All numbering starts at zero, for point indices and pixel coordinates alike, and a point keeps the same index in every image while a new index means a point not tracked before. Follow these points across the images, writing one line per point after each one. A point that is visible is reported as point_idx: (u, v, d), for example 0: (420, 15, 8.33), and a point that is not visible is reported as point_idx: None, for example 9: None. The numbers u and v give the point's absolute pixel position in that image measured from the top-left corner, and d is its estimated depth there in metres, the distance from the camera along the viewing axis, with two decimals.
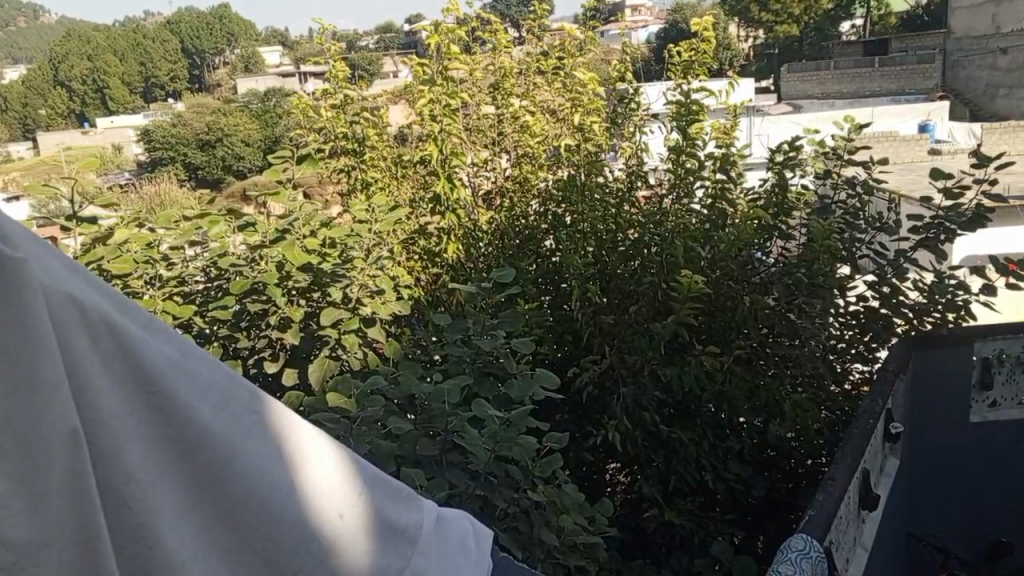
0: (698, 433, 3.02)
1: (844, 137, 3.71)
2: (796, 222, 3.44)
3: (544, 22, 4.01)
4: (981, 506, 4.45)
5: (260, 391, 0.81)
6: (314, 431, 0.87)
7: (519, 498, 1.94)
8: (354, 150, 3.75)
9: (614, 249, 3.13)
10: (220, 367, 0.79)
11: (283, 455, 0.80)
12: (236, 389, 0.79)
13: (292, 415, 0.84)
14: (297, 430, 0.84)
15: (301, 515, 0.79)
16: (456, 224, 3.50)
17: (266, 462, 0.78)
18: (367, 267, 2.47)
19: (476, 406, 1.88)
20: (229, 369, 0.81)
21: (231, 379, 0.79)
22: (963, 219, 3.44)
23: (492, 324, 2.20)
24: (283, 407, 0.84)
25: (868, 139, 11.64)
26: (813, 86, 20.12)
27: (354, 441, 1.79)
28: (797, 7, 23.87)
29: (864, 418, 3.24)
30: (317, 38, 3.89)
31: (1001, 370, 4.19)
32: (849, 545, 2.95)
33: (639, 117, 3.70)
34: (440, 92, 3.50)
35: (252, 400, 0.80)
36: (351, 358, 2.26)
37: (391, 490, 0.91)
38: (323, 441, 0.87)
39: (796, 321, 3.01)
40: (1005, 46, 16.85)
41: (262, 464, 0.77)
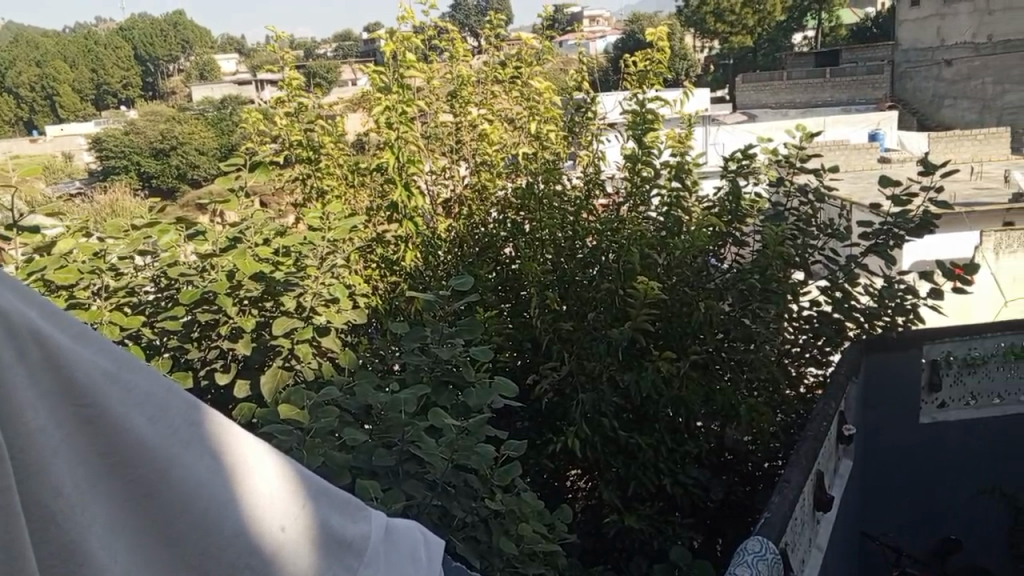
0: (656, 438, 3.04)
1: (796, 146, 3.77)
2: (749, 228, 3.51)
3: (501, 31, 3.98)
4: (931, 505, 4.55)
5: (200, 401, 0.79)
6: (259, 442, 0.85)
7: (478, 508, 1.93)
8: (310, 158, 3.70)
9: (572, 257, 3.15)
10: (160, 378, 0.77)
11: (225, 467, 0.78)
12: (176, 399, 0.77)
13: (234, 425, 0.83)
14: (240, 441, 0.82)
15: (240, 528, 0.77)
16: (413, 232, 3.45)
17: (206, 474, 0.76)
18: (321, 276, 2.45)
19: (432, 416, 1.85)
20: (170, 380, 0.79)
21: (169, 390, 0.77)
22: (910, 224, 3.52)
23: (449, 332, 2.17)
24: (225, 419, 0.82)
25: (820, 147, 11.87)
26: (766, 96, 20.46)
27: (307, 453, 1.76)
28: (749, 19, 24.34)
29: (818, 420, 3.29)
30: (268, 45, 3.80)
31: (948, 372, 4.29)
32: (804, 547, 2.99)
33: (596, 126, 3.77)
34: (397, 100, 3.47)
35: (191, 411, 0.78)
36: (305, 368, 2.22)
37: (338, 502, 0.90)
38: (266, 453, 0.85)
39: (750, 326, 3.09)
40: (950, 58, 17.36)
41: (202, 476, 0.75)
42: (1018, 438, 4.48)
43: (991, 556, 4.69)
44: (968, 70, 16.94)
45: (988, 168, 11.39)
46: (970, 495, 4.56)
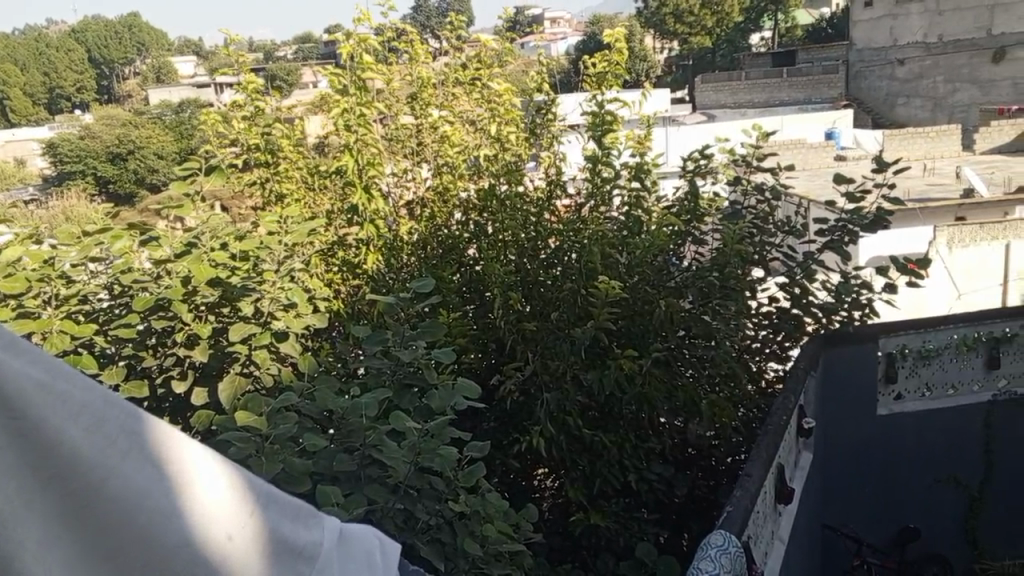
0: (620, 435, 3.07)
1: (753, 145, 3.82)
2: (708, 227, 3.57)
3: (462, 32, 3.96)
4: (890, 496, 4.65)
5: (141, 409, 0.80)
6: (205, 453, 0.86)
7: (442, 510, 1.93)
8: (268, 162, 3.64)
9: (534, 257, 3.15)
10: (99, 388, 0.78)
11: (168, 476, 0.80)
12: (116, 409, 0.77)
13: (177, 434, 0.84)
14: (183, 450, 0.83)
15: (184, 536, 0.79)
16: (375, 235, 3.42)
17: (148, 484, 0.77)
18: (279, 280, 2.41)
19: (393, 419, 1.85)
20: (109, 390, 0.79)
21: (109, 400, 0.78)
22: (864, 221, 3.59)
23: (411, 334, 2.16)
24: (168, 429, 0.83)
25: (779, 146, 12.05)
26: (726, 96, 20.71)
27: (267, 460, 1.74)
28: (708, 20, 24.64)
29: (778, 414, 3.35)
30: (222, 48, 3.74)
31: (904, 365, 4.42)
32: (766, 539, 3.04)
33: (556, 127, 3.78)
34: (355, 102, 3.44)
35: (131, 421, 0.79)
36: (263, 373, 2.19)
37: (287, 508, 0.92)
38: (213, 460, 0.86)
39: (710, 323, 3.11)
40: (903, 58, 17.76)
41: (144, 487, 0.77)
42: (972, 428, 4.61)
43: (948, 544, 4.81)
44: (920, 70, 17.36)
45: (940, 165, 11.68)
46: (926, 484, 4.67)
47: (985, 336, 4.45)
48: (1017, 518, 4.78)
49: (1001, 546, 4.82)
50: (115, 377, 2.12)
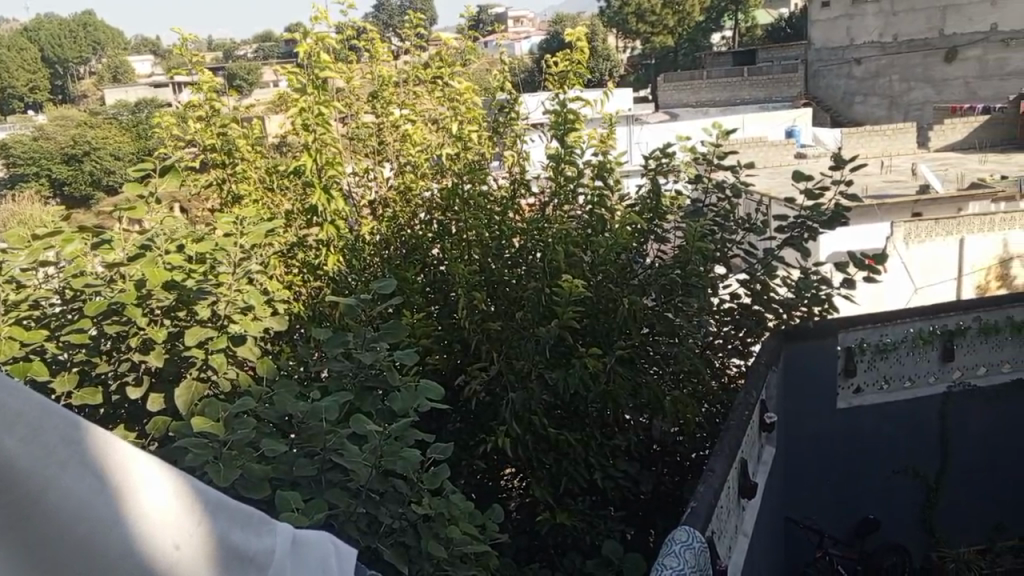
0: (585, 434, 3.08)
1: (714, 143, 3.85)
2: (670, 225, 3.59)
3: (422, 30, 3.94)
4: (851, 488, 4.72)
5: (85, 420, 0.82)
6: (155, 462, 0.88)
7: (406, 513, 1.91)
8: (225, 163, 3.60)
9: (498, 257, 3.13)
10: (43, 400, 0.80)
11: (111, 485, 0.81)
12: (59, 421, 0.80)
13: (124, 444, 0.86)
14: (128, 459, 0.85)
15: (126, 544, 0.80)
16: (335, 236, 3.38)
17: (88, 493, 0.79)
18: (238, 283, 2.36)
19: (354, 423, 1.82)
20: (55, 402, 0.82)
21: (53, 411, 0.80)
22: (823, 217, 3.64)
23: (372, 336, 2.12)
24: (117, 440, 0.85)
25: (739, 145, 12.21)
26: (687, 95, 20.91)
27: (225, 467, 1.71)
28: (669, 19, 24.88)
29: (741, 409, 3.38)
30: (175, 47, 3.66)
31: (863, 358, 4.50)
32: (730, 534, 3.06)
33: (519, 127, 3.73)
34: (312, 101, 3.37)
35: (74, 432, 0.81)
36: (221, 378, 2.14)
37: (239, 516, 0.93)
38: (161, 469, 0.88)
39: (673, 320, 3.15)
40: (860, 57, 18.12)
41: (84, 496, 0.78)
42: (929, 419, 4.71)
43: (907, 534, 4.90)
44: (876, 68, 17.75)
45: (896, 162, 11.94)
46: (886, 476, 4.76)
47: (940, 329, 4.57)
48: (973, 507, 4.89)
49: (957, 534, 4.93)
50: (68, 385, 2.06)
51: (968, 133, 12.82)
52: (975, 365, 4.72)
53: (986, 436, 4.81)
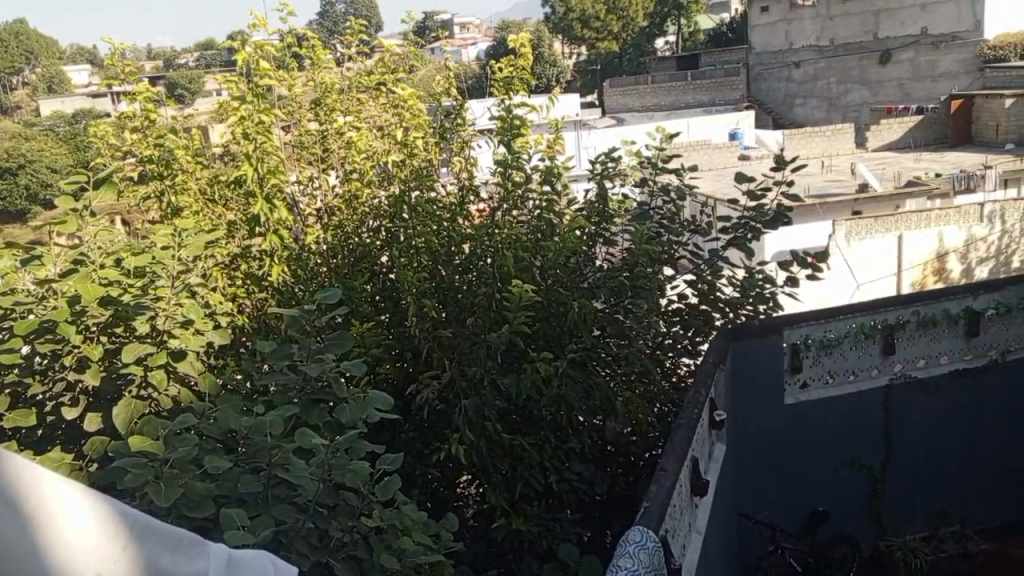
0: (539, 438, 3.07)
1: (658, 147, 3.90)
2: (618, 229, 3.62)
3: (363, 36, 3.95)
4: (800, 481, 4.81)
5: (32, 471, 1.08)
6: (92, 501, 1.12)
7: (357, 526, 1.88)
8: (163, 174, 3.49)
9: (448, 263, 3.15)
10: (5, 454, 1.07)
11: (49, 520, 1.06)
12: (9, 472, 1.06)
13: (69, 489, 1.10)
14: (67, 501, 1.09)
15: (57, 564, 1.05)
16: (279, 245, 3.27)
17: (24, 529, 1.04)
18: (177, 296, 2.30)
19: (300, 436, 1.79)
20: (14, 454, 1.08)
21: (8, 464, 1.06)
22: (766, 218, 3.71)
23: (319, 347, 2.07)
24: (63, 484, 1.10)
25: (685, 147, 12.42)
26: (633, 100, 21.20)
27: (165, 486, 1.67)
28: (613, 24, 25.20)
29: (691, 408, 3.43)
30: (106, 57, 3.56)
31: (808, 354, 4.60)
32: (683, 532, 3.09)
33: (466, 133, 3.75)
34: (252, 109, 3.29)
35: (20, 479, 1.06)
36: (161, 395, 2.08)
37: (167, 540, 1.15)
38: (95, 508, 1.12)
39: (623, 322, 3.18)
40: (799, 60, 18.61)
41: (20, 530, 1.03)
42: (873, 412, 4.84)
43: (856, 525, 5.00)
44: (815, 72, 18.27)
45: (835, 162, 12.28)
46: (833, 468, 4.86)
47: (880, 323, 4.70)
48: (917, 495, 5.04)
49: (903, 523, 5.06)
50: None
51: (903, 133, 13.26)
52: (915, 357, 4.85)
53: (927, 426, 4.95)
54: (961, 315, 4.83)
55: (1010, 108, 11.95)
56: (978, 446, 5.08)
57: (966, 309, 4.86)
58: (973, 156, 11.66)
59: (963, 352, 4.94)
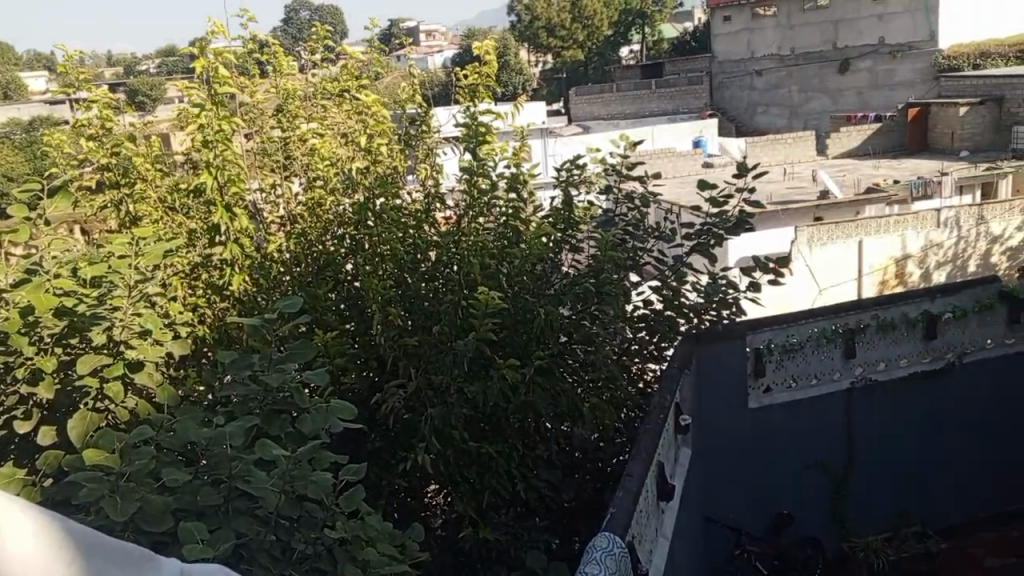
0: (506, 446, 3.06)
1: (622, 154, 3.94)
2: (584, 235, 3.65)
3: (328, 42, 3.96)
4: (765, 484, 4.86)
5: None
6: (37, 517, 1.09)
7: (320, 537, 1.85)
8: (121, 182, 3.46)
9: (413, 270, 3.09)
10: None
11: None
12: None
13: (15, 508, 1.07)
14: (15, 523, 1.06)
15: None
16: (240, 254, 3.24)
17: None
18: (133, 306, 2.25)
19: (261, 447, 1.77)
20: None
21: None
22: (728, 224, 3.75)
23: (280, 357, 2.05)
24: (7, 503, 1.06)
25: (649, 155, 12.55)
26: (598, 108, 21.37)
27: (122, 500, 1.63)
28: (578, 33, 25.39)
29: (656, 413, 3.45)
30: (59, 64, 3.45)
31: (770, 358, 4.67)
32: (650, 536, 3.11)
33: (431, 140, 3.75)
34: (212, 116, 3.24)
35: None
36: (118, 408, 2.04)
37: (118, 556, 1.14)
38: (43, 525, 1.09)
39: (589, 328, 3.20)
40: (760, 69, 18.91)
41: None
42: (835, 414, 4.91)
43: (820, 527, 5.06)
44: (777, 80, 18.58)
45: (796, 169, 12.48)
46: (797, 471, 4.93)
47: (841, 327, 4.79)
48: (879, 496, 5.12)
49: (866, 523, 5.13)
50: None
51: (862, 141, 13.54)
52: (875, 360, 4.95)
53: (888, 427, 5.04)
54: (919, 317, 4.93)
55: (964, 116, 12.37)
56: (936, 446, 5.19)
57: (925, 312, 4.96)
58: (929, 163, 11.91)
59: (922, 354, 5.04)
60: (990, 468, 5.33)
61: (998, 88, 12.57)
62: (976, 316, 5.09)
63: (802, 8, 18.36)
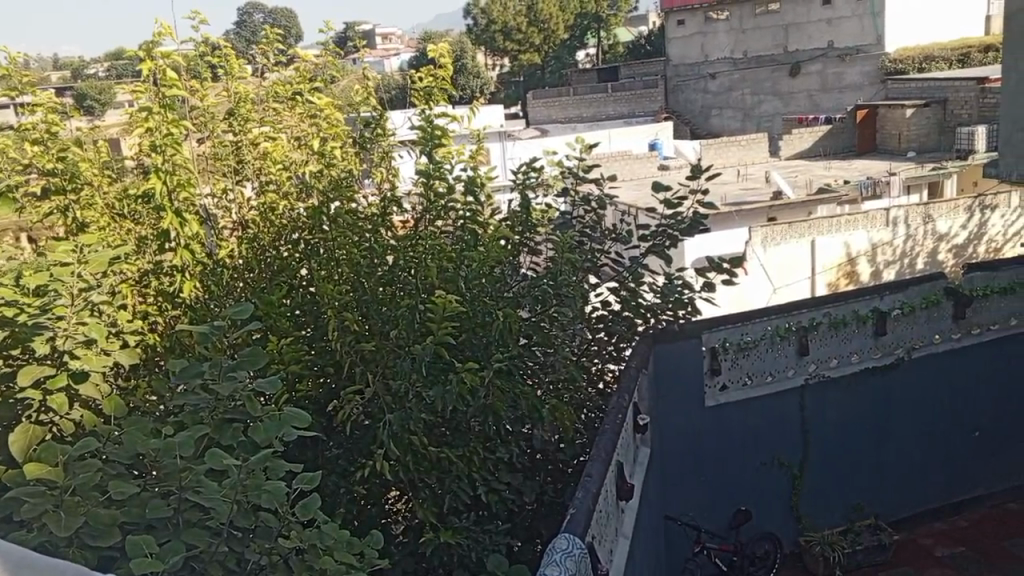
0: (467, 450, 3.04)
1: (576, 156, 3.99)
2: (541, 237, 3.66)
3: (277, 46, 3.89)
4: (722, 481, 4.93)
5: None
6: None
7: (275, 547, 1.81)
8: (66, 189, 3.29)
9: (369, 275, 3.03)
10: None
11: None
12: None
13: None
14: None
15: None
16: (191, 261, 3.18)
17: None
18: (77, 315, 2.18)
19: (212, 457, 1.73)
20: None
21: None
22: (682, 225, 3.80)
23: (232, 364, 2.00)
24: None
25: (606, 157, 12.65)
26: (556, 111, 21.47)
27: (67, 515, 1.59)
28: (534, 37, 25.47)
29: (614, 413, 3.47)
30: (0, 66, 3.29)
31: (726, 357, 4.73)
32: (610, 536, 3.12)
33: (386, 143, 3.73)
34: (160, 120, 3.16)
35: None
36: (62, 420, 1.99)
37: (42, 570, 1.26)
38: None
39: (547, 329, 3.24)
40: (714, 72, 19.21)
41: None
42: (789, 411, 5.01)
43: (777, 521, 5.15)
44: (730, 83, 18.88)
45: (750, 170, 12.70)
46: (753, 467, 5.00)
47: (795, 325, 4.86)
48: (833, 490, 5.24)
49: (821, 517, 5.24)
50: None
51: (814, 143, 13.83)
52: (828, 357, 5.04)
53: (840, 422, 5.15)
54: (869, 315, 5.03)
55: (911, 118, 12.71)
56: (888, 439, 5.31)
57: (875, 308, 5.05)
58: (879, 164, 12.21)
59: (873, 350, 5.15)
60: (940, 459, 5.48)
61: (941, 90, 12.96)
62: (924, 312, 5.21)
63: (754, 12, 18.70)
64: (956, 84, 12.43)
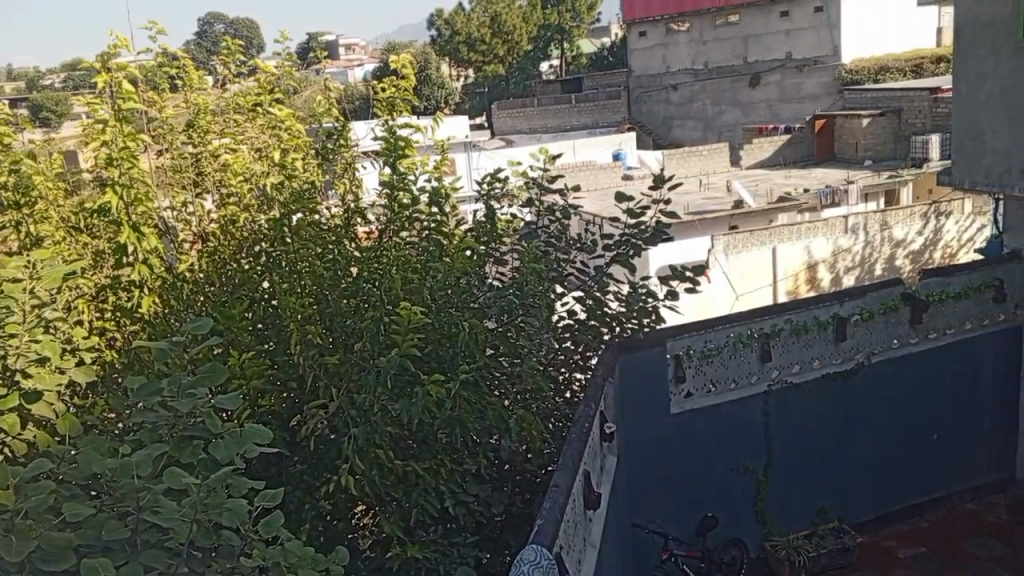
0: (434, 462, 3.01)
1: (540, 167, 4.01)
2: (506, 247, 3.67)
3: (238, 57, 3.85)
4: (689, 488, 4.97)
5: None
6: None
7: (237, 567, 1.78)
8: (19, 204, 3.18)
9: (333, 287, 3.01)
10: None
11: None
12: None
13: None
14: None
15: None
16: (149, 275, 3.14)
17: None
18: (29, 332, 2.13)
19: (170, 476, 1.69)
20: None
21: None
22: (646, 234, 3.83)
23: (191, 380, 1.96)
24: None
25: (571, 167, 12.73)
26: (521, 122, 21.57)
27: (18, 539, 1.55)
28: (498, 48, 25.57)
29: (581, 422, 3.48)
30: None
31: (690, 364, 4.78)
32: (578, 546, 3.12)
33: (349, 154, 3.71)
34: (116, 132, 3.12)
35: None
36: (13, 441, 1.94)
37: None
38: None
39: (514, 339, 3.22)
40: (676, 83, 19.46)
41: None
42: (753, 417, 5.07)
43: (743, 527, 5.20)
44: (692, 93, 19.14)
45: (712, 180, 12.88)
46: (719, 473, 5.05)
47: (757, 332, 4.93)
48: (798, 495, 5.30)
49: (786, 522, 5.30)
50: None
51: (774, 152, 14.06)
52: (790, 363, 5.11)
53: (804, 427, 5.22)
54: (830, 321, 5.12)
55: (867, 127, 12.99)
56: (850, 443, 5.40)
57: (835, 314, 5.14)
58: (837, 173, 12.46)
59: (834, 355, 5.24)
60: (901, 462, 5.58)
61: (895, 100, 13.28)
62: (883, 317, 5.32)
63: (714, 24, 18.99)
64: (909, 94, 12.76)
